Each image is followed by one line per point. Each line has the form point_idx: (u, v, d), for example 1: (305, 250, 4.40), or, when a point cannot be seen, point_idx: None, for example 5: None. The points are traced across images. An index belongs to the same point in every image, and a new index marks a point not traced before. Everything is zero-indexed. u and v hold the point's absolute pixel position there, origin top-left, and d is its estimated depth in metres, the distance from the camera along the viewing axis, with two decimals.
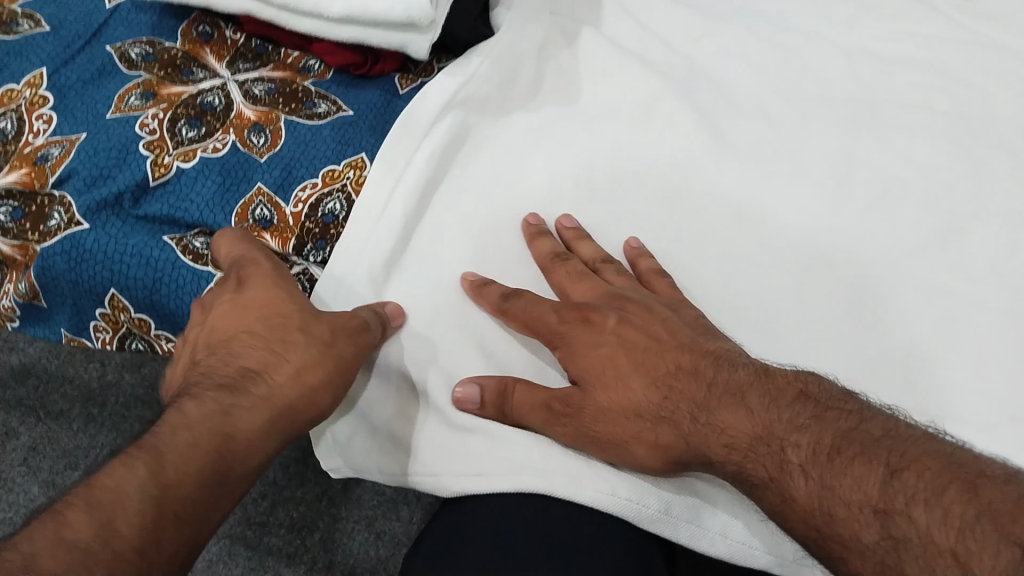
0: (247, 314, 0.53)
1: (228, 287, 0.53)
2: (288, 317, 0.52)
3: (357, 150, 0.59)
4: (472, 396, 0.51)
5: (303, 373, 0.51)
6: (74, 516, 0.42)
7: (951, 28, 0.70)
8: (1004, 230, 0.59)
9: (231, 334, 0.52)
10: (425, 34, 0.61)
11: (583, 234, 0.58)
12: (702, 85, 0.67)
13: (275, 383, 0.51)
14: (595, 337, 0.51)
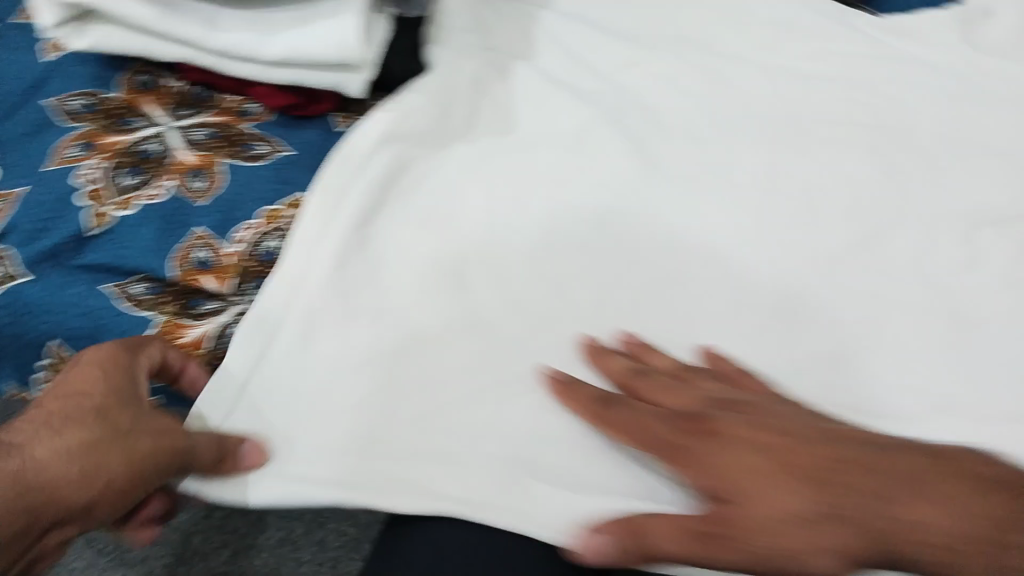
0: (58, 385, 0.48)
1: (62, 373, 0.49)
2: (95, 391, 0.47)
3: (299, 188, 0.61)
4: (601, 544, 0.46)
5: (73, 442, 0.45)
6: None
7: (865, 45, 0.74)
8: (920, 233, 0.62)
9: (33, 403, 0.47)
10: (360, 73, 0.62)
11: (649, 345, 0.55)
12: (633, 110, 0.69)
13: (39, 447, 0.45)
14: (714, 444, 0.48)
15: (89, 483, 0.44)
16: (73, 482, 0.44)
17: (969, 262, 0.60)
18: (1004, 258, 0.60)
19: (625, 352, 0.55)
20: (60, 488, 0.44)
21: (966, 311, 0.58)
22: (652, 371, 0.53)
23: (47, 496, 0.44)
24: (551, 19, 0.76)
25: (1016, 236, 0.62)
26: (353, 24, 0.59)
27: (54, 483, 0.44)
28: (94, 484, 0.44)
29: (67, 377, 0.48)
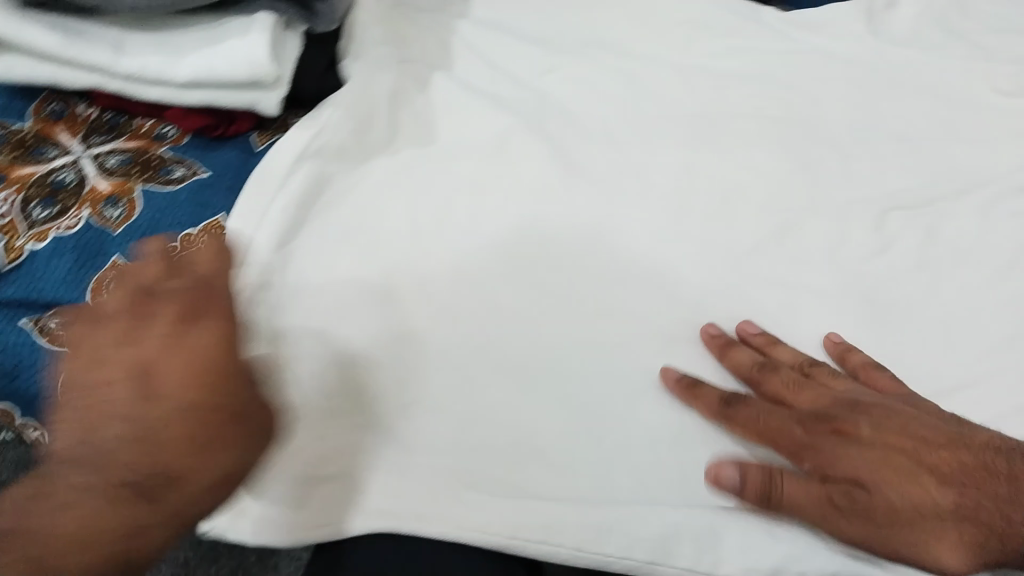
0: (190, 368, 0.43)
1: (171, 316, 0.44)
2: (127, 349, 0.43)
3: (216, 211, 0.61)
4: (733, 478, 0.48)
5: (187, 413, 0.43)
6: None
7: (774, 40, 0.76)
8: (833, 221, 0.64)
9: (144, 369, 0.43)
10: (272, 91, 0.62)
11: (772, 338, 0.56)
12: (553, 115, 0.70)
13: (183, 416, 0.43)
14: (853, 446, 0.49)
15: (206, 459, 0.43)
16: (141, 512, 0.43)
17: (880, 246, 0.63)
18: (913, 242, 0.63)
19: (748, 346, 0.56)
20: (135, 474, 0.42)
21: (878, 294, 0.60)
22: (784, 367, 0.54)
23: (138, 480, 0.42)
24: (467, 29, 0.76)
25: (920, 219, 0.65)
26: (261, 41, 0.59)
27: (127, 515, 0.43)
28: (162, 462, 0.43)
29: (170, 345, 0.43)
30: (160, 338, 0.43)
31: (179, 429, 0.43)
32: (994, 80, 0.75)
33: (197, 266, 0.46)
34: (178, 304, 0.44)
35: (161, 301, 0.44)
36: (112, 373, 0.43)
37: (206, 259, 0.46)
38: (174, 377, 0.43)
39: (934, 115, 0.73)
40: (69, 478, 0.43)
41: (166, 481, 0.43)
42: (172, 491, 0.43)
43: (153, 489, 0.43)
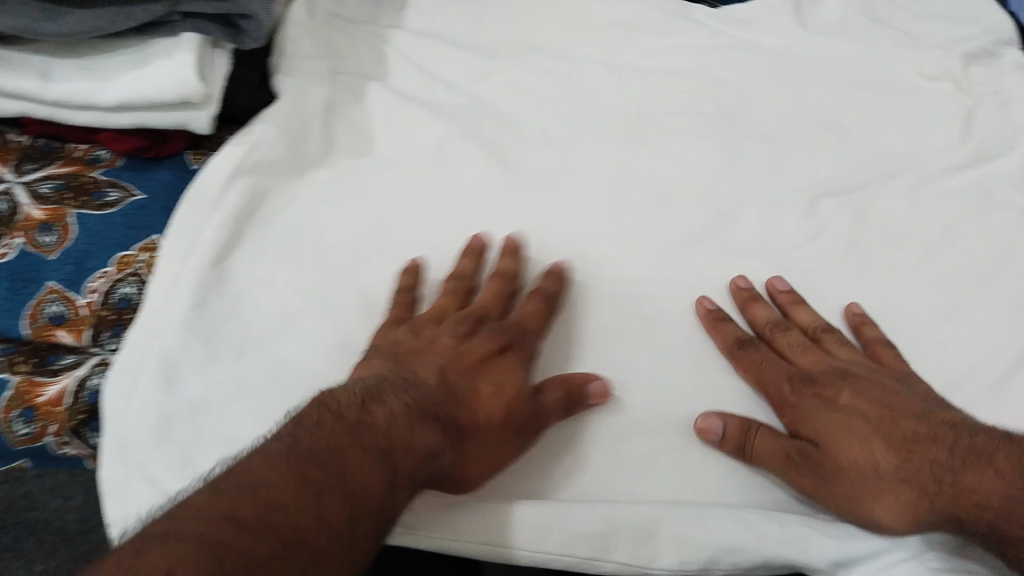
0: (484, 378, 0.51)
1: (518, 348, 0.53)
2: (406, 341, 0.53)
3: (151, 233, 0.61)
4: (716, 425, 0.52)
5: (495, 404, 0.50)
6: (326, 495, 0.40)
7: (706, 36, 0.77)
8: (765, 212, 0.65)
9: (462, 359, 0.52)
10: (203, 109, 0.61)
11: (798, 298, 0.59)
12: (490, 120, 0.70)
13: (452, 392, 0.50)
14: (830, 408, 0.52)
15: (504, 442, 0.49)
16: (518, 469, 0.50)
17: (811, 233, 0.64)
18: (842, 229, 0.64)
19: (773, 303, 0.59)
20: (399, 429, 0.45)
21: (808, 284, 0.61)
22: (794, 327, 0.57)
23: (437, 428, 0.47)
24: (402, 40, 0.77)
25: (850, 205, 0.66)
26: (187, 60, 0.59)
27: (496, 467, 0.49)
28: (438, 419, 0.47)
29: (490, 372, 0.51)
30: (455, 349, 0.52)
31: (479, 419, 0.49)
32: (921, 64, 0.77)
33: (523, 322, 0.55)
34: (452, 327, 0.54)
35: (433, 334, 0.54)
36: (424, 364, 0.51)
37: (524, 310, 0.56)
38: (465, 377, 0.51)
39: (866, 101, 0.74)
40: (384, 401, 0.46)
41: (447, 446, 0.47)
42: (448, 454, 0.47)
43: (415, 447, 0.45)
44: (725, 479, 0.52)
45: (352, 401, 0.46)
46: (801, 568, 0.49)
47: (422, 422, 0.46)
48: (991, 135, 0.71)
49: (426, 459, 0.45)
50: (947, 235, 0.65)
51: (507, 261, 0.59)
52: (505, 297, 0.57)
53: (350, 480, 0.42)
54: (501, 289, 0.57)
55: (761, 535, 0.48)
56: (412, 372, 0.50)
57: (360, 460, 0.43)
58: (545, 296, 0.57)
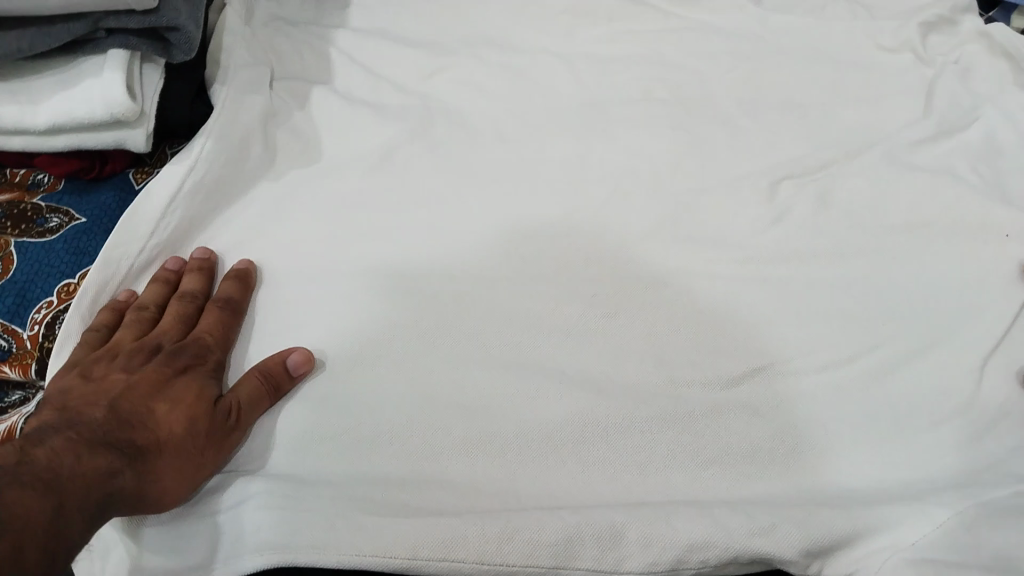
0: (162, 393, 0.49)
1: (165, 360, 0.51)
2: (80, 387, 0.49)
3: (95, 259, 0.59)
4: None
5: (179, 414, 0.48)
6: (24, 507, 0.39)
7: (658, 20, 0.76)
8: (725, 198, 0.63)
9: (121, 394, 0.48)
10: (138, 128, 0.60)
11: None
12: (441, 119, 0.69)
13: (132, 413, 0.47)
14: None
15: (201, 445, 0.49)
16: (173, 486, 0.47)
17: (775, 217, 0.62)
18: (808, 210, 0.62)
19: None
20: (62, 463, 0.42)
21: (770, 271, 0.59)
22: None
23: (112, 448, 0.45)
24: (346, 39, 0.75)
25: (811, 185, 0.64)
26: (116, 79, 0.57)
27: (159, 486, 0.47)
28: (114, 443, 0.45)
29: (163, 389, 0.49)
30: (128, 379, 0.49)
31: (163, 432, 0.47)
32: (878, 36, 0.75)
33: (204, 337, 0.54)
34: (127, 360, 0.51)
35: (105, 369, 0.50)
36: (97, 404, 0.47)
37: (202, 327, 0.54)
38: (144, 399, 0.48)
39: (825, 77, 0.72)
40: (46, 441, 0.43)
41: (125, 465, 0.44)
42: (128, 473, 0.45)
43: (84, 475, 0.42)
44: (694, 477, 0.50)
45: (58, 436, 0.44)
46: (773, 561, 0.46)
47: (92, 446, 0.44)
48: (952, 105, 0.70)
49: (104, 478, 0.43)
50: (916, 208, 0.62)
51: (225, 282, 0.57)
52: (193, 314, 0.56)
53: (10, 523, 0.38)
54: (182, 306, 0.55)
55: (731, 527, 0.46)
56: (82, 410, 0.47)
57: (16, 495, 0.39)
58: (226, 303, 0.56)
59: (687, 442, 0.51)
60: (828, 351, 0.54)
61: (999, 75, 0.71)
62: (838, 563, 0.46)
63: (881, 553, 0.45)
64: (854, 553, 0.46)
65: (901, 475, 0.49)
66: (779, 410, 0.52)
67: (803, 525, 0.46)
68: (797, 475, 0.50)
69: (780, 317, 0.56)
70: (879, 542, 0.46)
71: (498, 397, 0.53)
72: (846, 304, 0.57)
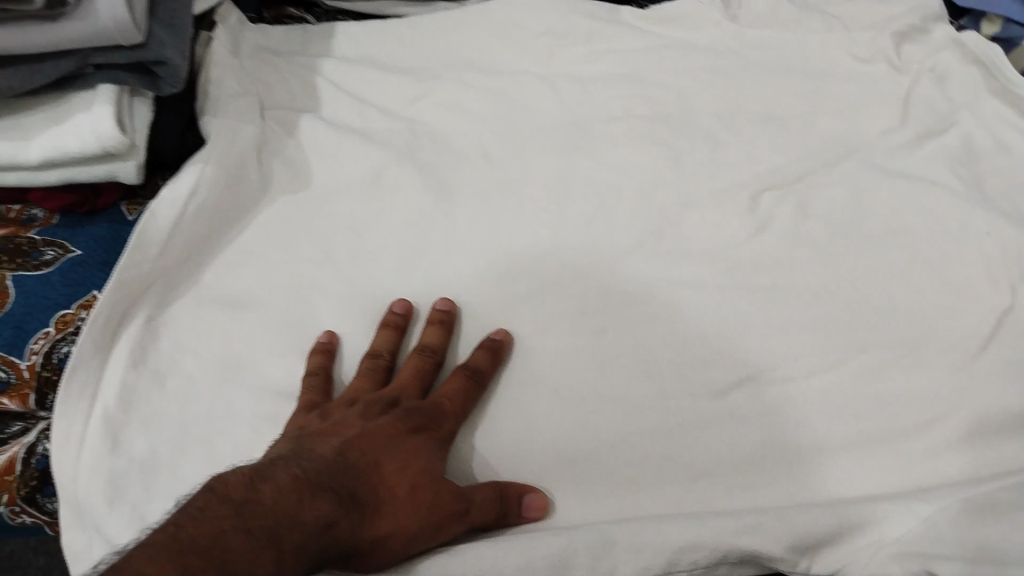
0: (400, 450, 0.49)
1: (387, 415, 0.51)
2: (314, 424, 0.51)
3: (91, 290, 0.59)
4: None
5: (398, 481, 0.48)
6: (250, 545, 0.39)
7: (637, 38, 0.78)
8: (707, 210, 0.64)
9: (344, 441, 0.48)
10: (129, 160, 0.61)
11: None
12: (427, 143, 0.70)
13: (359, 467, 0.47)
14: None
15: (416, 514, 0.47)
16: (398, 540, 0.46)
17: (756, 226, 0.63)
18: (787, 219, 0.63)
19: None
20: (287, 503, 0.42)
21: (755, 280, 0.60)
22: None
23: (330, 496, 0.44)
24: (332, 67, 0.76)
25: (792, 195, 0.65)
26: (106, 113, 0.59)
27: (384, 541, 0.46)
28: (333, 490, 0.45)
29: (396, 449, 0.49)
30: (362, 427, 0.50)
31: (384, 491, 0.47)
32: (853, 46, 0.76)
33: (446, 400, 0.53)
34: (361, 408, 0.52)
35: (344, 412, 0.51)
36: (327, 443, 0.48)
37: (444, 389, 0.54)
38: (368, 453, 0.48)
39: (802, 89, 0.74)
40: (273, 475, 0.44)
41: (343, 516, 0.44)
42: (345, 524, 0.44)
43: (308, 520, 0.42)
44: (684, 491, 0.51)
45: (288, 472, 0.44)
46: (762, 559, 0.47)
47: (313, 492, 0.44)
48: (929, 112, 0.71)
49: (325, 529, 0.43)
50: (894, 214, 0.63)
51: (433, 333, 0.56)
52: (427, 373, 0.55)
53: (232, 564, 0.38)
54: (424, 364, 0.55)
55: (719, 528, 0.47)
56: (307, 444, 0.48)
57: (239, 542, 0.39)
58: (473, 374, 0.54)
59: (676, 454, 0.52)
60: (811, 357, 0.55)
61: (973, 81, 0.73)
62: (826, 559, 0.47)
63: (867, 548, 0.46)
64: (842, 549, 0.47)
65: (882, 478, 0.50)
66: (770, 418, 0.53)
67: (788, 523, 0.47)
68: (785, 481, 0.51)
69: (766, 324, 0.57)
70: (867, 537, 0.47)
71: (510, 448, 0.53)
72: (832, 310, 0.58)
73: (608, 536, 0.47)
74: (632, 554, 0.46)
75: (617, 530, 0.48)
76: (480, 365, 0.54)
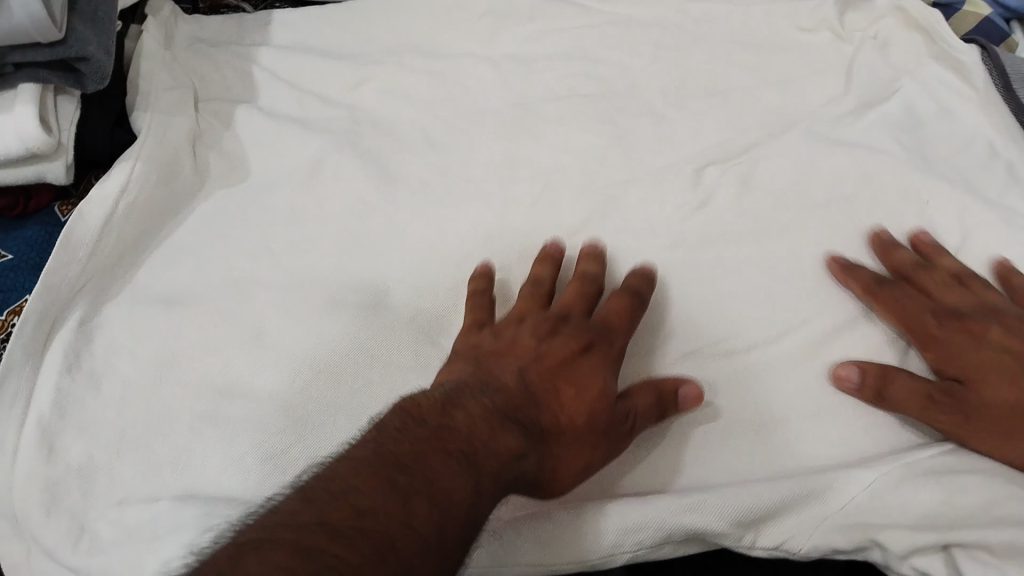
0: (576, 376, 0.50)
1: (563, 333, 0.52)
2: (488, 343, 0.53)
3: (21, 295, 0.58)
4: (853, 373, 0.52)
5: (579, 404, 0.49)
6: (444, 479, 0.42)
7: (580, 16, 0.77)
8: (652, 186, 0.63)
9: (522, 366, 0.50)
10: (57, 160, 0.60)
11: (892, 243, 0.58)
12: (368, 129, 0.69)
13: (539, 397, 0.49)
14: (977, 347, 0.50)
15: (592, 446, 0.48)
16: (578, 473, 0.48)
17: (700, 202, 0.62)
18: (731, 194, 0.63)
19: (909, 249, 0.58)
20: (477, 433, 0.45)
21: (701, 255, 0.59)
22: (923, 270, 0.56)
23: (517, 431, 0.46)
24: (267, 56, 0.75)
25: (737, 168, 0.65)
26: (28, 113, 0.57)
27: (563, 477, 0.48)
28: (518, 422, 0.47)
29: (582, 375, 0.50)
30: (537, 350, 0.51)
31: (565, 418, 0.48)
32: (797, 16, 0.76)
33: (609, 318, 0.53)
34: (533, 330, 0.53)
35: (516, 332, 0.53)
36: (507, 371, 0.50)
37: (610, 305, 0.53)
38: (548, 379, 0.50)
39: (746, 61, 0.73)
40: (463, 405, 0.46)
41: (529, 448, 0.46)
42: (530, 457, 0.46)
43: (495, 452, 0.44)
44: (631, 468, 0.51)
45: (477, 408, 0.46)
46: (708, 535, 0.47)
47: (502, 425, 0.46)
48: (872, 79, 0.71)
49: (510, 461, 0.45)
50: (838, 183, 0.63)
51: (588, 262, 0.57)
52: (590, 296, 0.55)
53: (433, 488, 0.41)
54: (585, 281, 0.56)
55: (663, 507, 0.47)
56: (488, 373, 0.50)
57: (438, 469, 0.42)
58: (634, 293, 0.54)
59: None
60: (754, 332, 0.55)
61: (915, 47, 0.73)
62: (771, 533, 0.47)
63: (810, 519, 0.47)
64: (787, 521, 0.47)
65: (825, 444, 0.51)
66: (715, 394, 0.53)
67: (732, 498, 0.47)
68: (729, 454, 0.51)
69: (711, 300, 0.57)
70: (810, 510, 0.47)
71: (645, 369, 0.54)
72: (775, 282, 0.58)
73: (555, 519, 0.48)
74: (581, 545, 0.47)
75: (568, 514, 0.48)
76: (632, 286, 0.55)
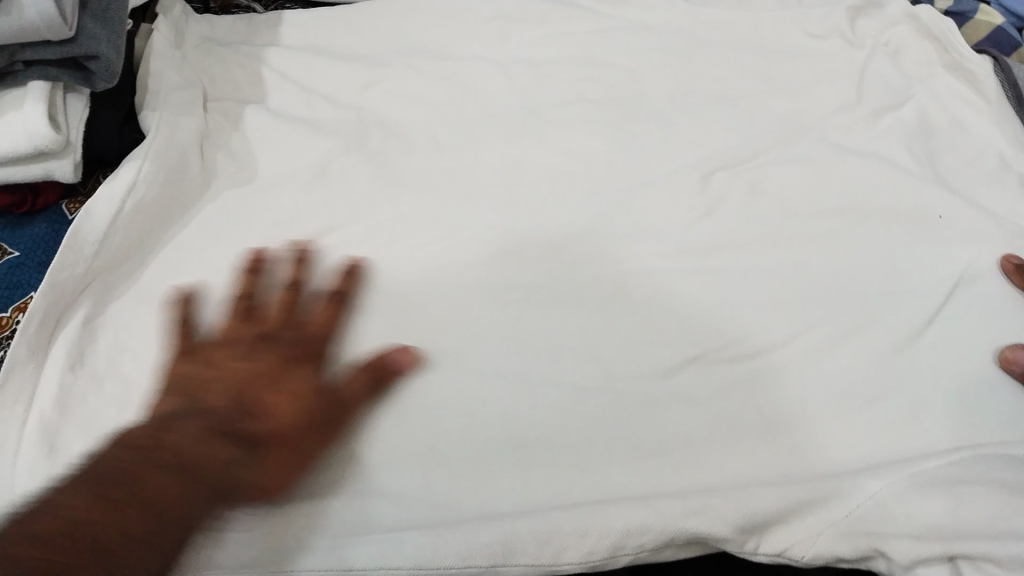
0: (286, 386, 0.48)
1: (265, 347, 0.49)
2: (199, 368, 0.49)
3: (26, 291, 0.58)
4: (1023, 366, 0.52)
5: (294, 405, 0.47)
6: (167, 499, 0.39)
7: (590, 22, 0.77)
8: (658, 190, 0.63)
9: (234, 383, 0.47)
10: (65, 157, 0.60)
11: None
12: (375, 131, 0.69)
13: (258, 402, 0.46)
14: None
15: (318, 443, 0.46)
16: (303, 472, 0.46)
17: (706, 208, 0.62)
18: (737, 202, 0.63)
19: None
20: (197, 454, 0.41)
21: (706, 260, 0.59)
22: None
23: (232, 440, 0.43)
24: (277, 57, 0.75)
25: (745, 174, 0.64)
26: (38, 111, 0.57)
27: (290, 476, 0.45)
28: (233, 432, 0.44)
29: (305, 379, 0.48)
30: (247, 367, 0.48)
31: (281, 422, 0.46)
32: (808, 24, 0.76)
33: (315, 328, 0.51)
34: (241, 344, 0.50)
35: (228, 351, 0.49)
36: (218, 386, 0.47)
37: (319, 316, 0.52)
38: (265, 391, 0.47)
39: (755, 67, 0.73)
40: (179, 424, 0.43)
41: (251, 458, 0.43)
42: (253, 465, 0.43)
43: (211, 461, 0.41)
44: (634, 469, 0.50)
45: (194, 424, 0.43)
46: (710, 540, 0.47)
47: (221, 437, 0.43)
48: (883, 87, 0.71)
49: (228, 470, 0.42)
50: (846, 191, 0.63)
51: (299, 269, 0.56)
52: (298, 304, 0.53)
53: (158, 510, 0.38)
54: (290, 294, 0.53)
55: (665, 512, 0.46)
56: (200, 389, 0.47)
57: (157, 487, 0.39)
58: (339, 299, 0.54)
59: (618, 437, 0.51)
60: (760, 338, 0.55)
61: (927, 58, 0.73)
62: (772, 539, 0.47)
63: (814, 527, 0.46)
64: (790, 528, 0.46)
65: (831, 449, 0.50)
66: (720, 400, 0.52)
67: (737, 504, 0.46)
68: (734, 458, 0.50)
69: (716, 305, 0.57)
70: (813, 518, 0.47)
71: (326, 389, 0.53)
72: (782, 289, 0.57)
73: (552, 521, 0.46)
74: (577, 549, 0.46)
75: (569, 519, 0.46)
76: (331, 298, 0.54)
